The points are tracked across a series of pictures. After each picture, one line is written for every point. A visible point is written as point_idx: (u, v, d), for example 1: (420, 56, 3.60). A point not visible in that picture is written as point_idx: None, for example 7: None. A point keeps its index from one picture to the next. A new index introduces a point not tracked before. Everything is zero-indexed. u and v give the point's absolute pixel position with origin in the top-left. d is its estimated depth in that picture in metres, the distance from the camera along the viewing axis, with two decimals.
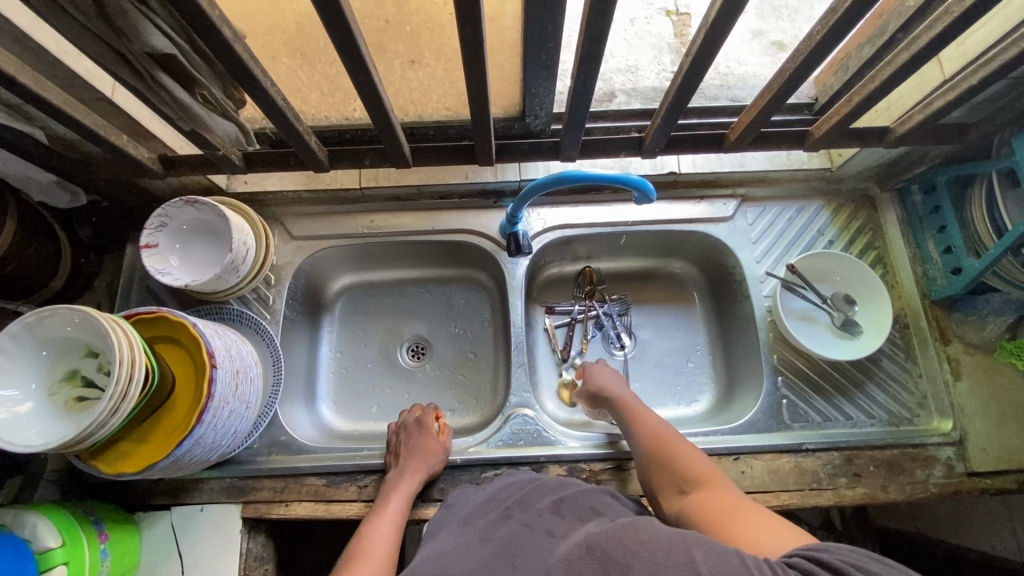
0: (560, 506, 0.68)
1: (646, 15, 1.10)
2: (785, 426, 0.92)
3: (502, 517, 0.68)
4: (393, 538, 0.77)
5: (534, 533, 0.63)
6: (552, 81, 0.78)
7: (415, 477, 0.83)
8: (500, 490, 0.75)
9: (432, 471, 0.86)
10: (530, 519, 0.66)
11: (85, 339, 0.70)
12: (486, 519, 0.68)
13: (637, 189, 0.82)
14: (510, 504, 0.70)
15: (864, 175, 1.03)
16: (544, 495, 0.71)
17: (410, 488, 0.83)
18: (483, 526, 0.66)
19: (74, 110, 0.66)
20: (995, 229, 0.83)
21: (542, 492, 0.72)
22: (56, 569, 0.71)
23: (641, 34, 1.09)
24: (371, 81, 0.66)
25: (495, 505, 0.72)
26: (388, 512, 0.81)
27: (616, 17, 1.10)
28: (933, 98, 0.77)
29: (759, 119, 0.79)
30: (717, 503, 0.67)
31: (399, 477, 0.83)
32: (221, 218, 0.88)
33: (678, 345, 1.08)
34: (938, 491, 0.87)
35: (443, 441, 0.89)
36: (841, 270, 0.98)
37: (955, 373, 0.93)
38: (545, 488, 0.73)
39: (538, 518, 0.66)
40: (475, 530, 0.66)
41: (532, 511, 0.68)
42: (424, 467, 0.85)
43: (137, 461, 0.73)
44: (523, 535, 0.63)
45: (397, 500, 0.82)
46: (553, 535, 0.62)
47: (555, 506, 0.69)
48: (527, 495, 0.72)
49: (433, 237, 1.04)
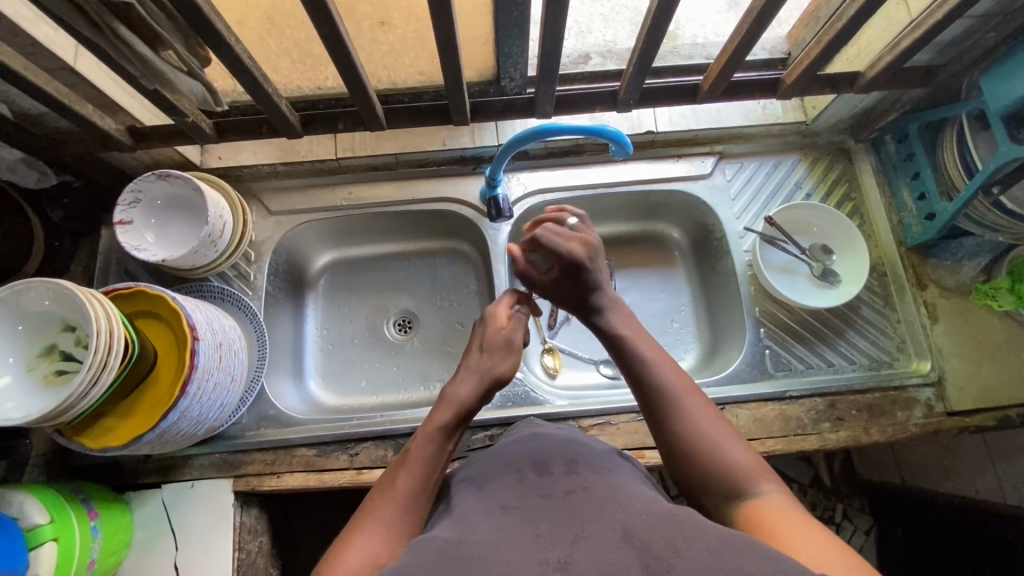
0: (574, 467, 0.61)
1: None
2: (769, 375, 0.93)
3: (513, 484, 0.58)
4: (444, 449, 0.64)
5: (561, 497, 0.54)
6: (524, 39, 0.77)
7: (466, 378, 0.70)
8: (503, 450, 0.67)
9: (496, 372, 0.72)
10: (549, 487, 0.56)
11: (61, 313, 0.69)
12: (492, 481, 0.60)
13: (614, 142, 0.82)
14: (521, 465, 0.62)
15: (838, 127, 1.03)
16: (557, 453, 0.63)
17: (468, 387, 0.69)
18: (500, 492, 0.57)
19: (35, 77, 0.64)
20: (967, 170, 0.84)
21: (554, 449, 0.64)
22: (45, 546, 0.70)
23: (617, 8, 1.06)
24: (339, 38, 0.66)
25: (494, 454, 0.66)
26: (439, 415, 0.66)
27: None
28: (901, 38, 0.78)
29: (733, 64, 0.79)
30: (771, 512, 0.53)
31: (464, 372, 0.71)
32: (195, 192, 0.87)
33: (663, 306, 1.09)
34: (919, 431, 0.89)
35: (512, 330, 0.76)
36: (819, 221, 0.99)
37: (932, 317, 0.94)
38: (555, 445, 0.65)
39: (555, 483, 0.57)
40: (488, 495, 0.57)
41: (548, 476, 0.58)
42: (482, 365, 0.72)
43: (123, 435, 0.73)
44: (539, 500, 0.54)
45: (449, 407, 0.67)
46: (573, 495, 0.54)
47: (569, 466, 0.61)
48: (540, 455, 0.63)
49: (413, 206, 1.03)
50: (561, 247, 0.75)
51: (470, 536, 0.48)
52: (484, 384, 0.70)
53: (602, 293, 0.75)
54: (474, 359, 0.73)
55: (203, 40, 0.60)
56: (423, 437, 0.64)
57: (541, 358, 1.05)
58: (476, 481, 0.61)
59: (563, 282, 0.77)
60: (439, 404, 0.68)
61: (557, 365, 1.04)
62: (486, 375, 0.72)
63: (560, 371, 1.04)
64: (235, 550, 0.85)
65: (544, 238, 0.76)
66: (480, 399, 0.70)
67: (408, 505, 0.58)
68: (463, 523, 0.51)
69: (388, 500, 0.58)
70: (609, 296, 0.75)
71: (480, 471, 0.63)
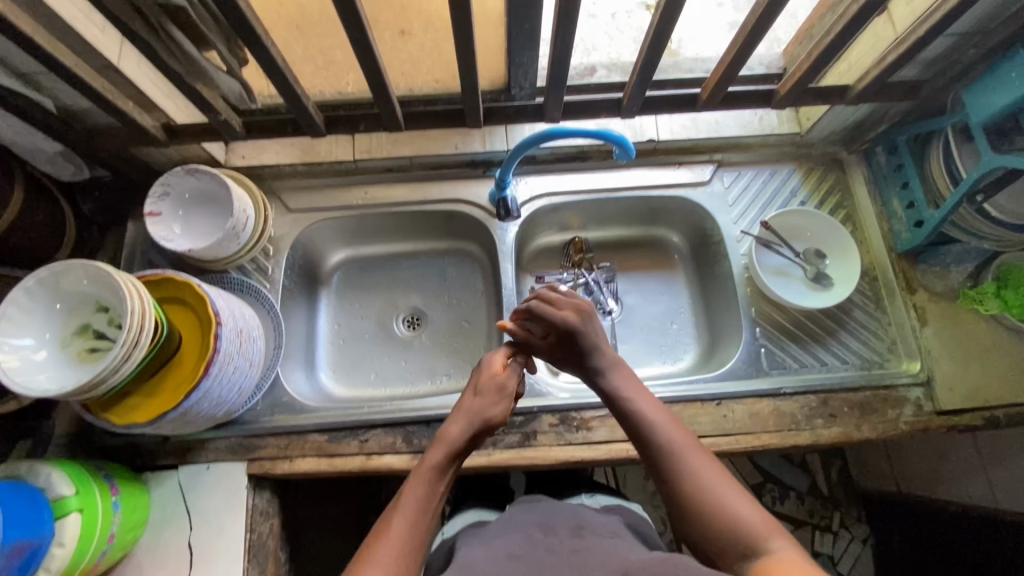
0: (579, 532, 0.69)
1: (626, 10, 1.13)
2: (765, 373, 0.97)
3: (521, 540, 0.67)
4: (439, 486, 0.70)
5: (565, 553, 0.62)
6: (535, 50, 0.83)
7: (456, 421, 0.77)
8: (512, 516, 0.75)
9: (486, 415, 0.78)
10: (554, 545, 0.65)
11: (96, 294, 0.73)
12: (500, 538, 0.68)
13: (618, 145, 0.86)
14: (529, 528, 0.70)
15: (831, 139, 1.09)
16: (564, 521, 0.72)
17: (459, 429, 0.75)
18: (507, 544, 0.66)
19: (84, 74, 0.70)
20: (953, 179, 0.89)
21: (559, 517, 0.73)
22: (71, 516, 0.73)
23: (621, 28, 1.12)
24: (367, 41, 0.71)
25: (504, 520, 0.74)
26: (431, 455, 0.73)
27: (598, 10, 1.13)
28: (886, 53, 0.83)
29: (730, 73, 0.85)
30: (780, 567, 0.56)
31: (454, 417, 0.77)
32: (222, 187, 0.92)
33: (663, 309, 1.13)
34: (909, 429, 0.92)
35: (507, 376, 0.82)
36: (812, 226, 1.03)
37: (922, 320, 0.98)
38: (559, 514, 0.74)
39: (561, 542, 0.66)
40: (496, 550, 0.65)
41: (555, 537, 0.67)
42: (473, 408, 0.78)
43: (148, 412, 0.77)
44: (545, 556, 0.62)
45: (438, 449, 0.73)
46: (578, 554, 0.62)
47: (574, 530, 0.69)
48: (546, 520, 0.72)
49: (425, 207, 1.08)
50: (551, 313, 0.84)
51: None
52: (472, 425, 0.76)
53: (598, 354, 0.82)
54: (463, 403, 0.80)
55: (243, 42, 0.65)
56: (417, 477, 0.70)
57: (545, 355, 1.08)
58: (488, 540, 0.69)
59: (554, 348, 0.85)
60: (431, 445, 0.74)
61: (558, 362, 1.08)
62: (476, 421, 0.77)
63: (562, 368, 1.08)
64: (247, 531, 0.88)
65: (534, 306, 0.86)
66: (471, 441, 0.76)
67: (406, 543, 0.64)
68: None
69: (388, 537, 0.64)
70: (604, 357, 0.82)
71: (489, 531, 0.72)
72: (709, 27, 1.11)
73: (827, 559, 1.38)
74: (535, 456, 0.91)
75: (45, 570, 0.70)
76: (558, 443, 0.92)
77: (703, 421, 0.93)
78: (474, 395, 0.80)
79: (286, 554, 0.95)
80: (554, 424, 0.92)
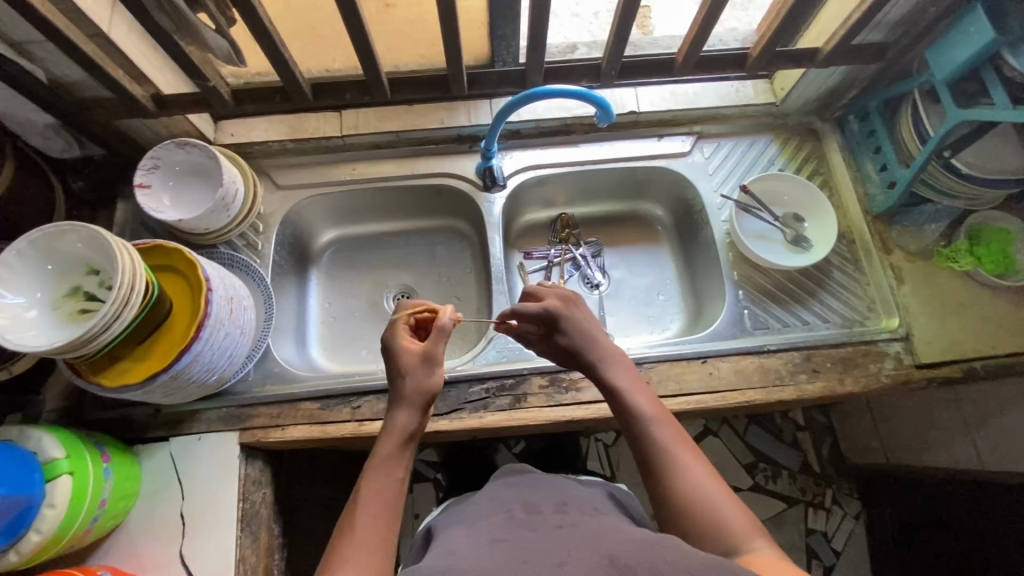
0: (563, 508, 0.68)
1: (607, 10, 1.16)
2: (748, 332, 0.99)
3: (506, 522, 0.65)
4: (396, 473, 0.67)
5: (546, 530, 0.61)
6: (515, 21, 0.87)
7: (402, 406, 0.72)
8: (495, 494, 0.73)
9: (418, 391, 0.72)
10: (539, 524, 0.63)
11: (89, 256, 0.74)
12: (484, 519, 0.67)
13: (599, 108, 0.88)
14: (513, 507, 0.69)
15: (806, 109, 1.12)
16: (548, 498, 0.71)
17: (404, 416, 0.71)
18: (489, 527, 0.64)
19: (73, 39, 0.72)
20: (921, 138, 0.92)
21: (542, 494, 0.72)
22: (61, 478, 0.73)
23: (604, 26, 1.15)
24: (354, 8, 0.74)
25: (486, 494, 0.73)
26: (383, 443, 0.70)
27: (578, 10, 1.16)
28: (849, 15, 0.88)
29: (702, 37, 0.88)
30: (760, 564, 0.57)
31: (393, 407, 0.72)
32: (211, 159, 0.93)
33: (648, 282, 1.16)
34: (890, 382, 0.94)
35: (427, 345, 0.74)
36: (790, 190, 1.07)
37: (898, 278, 1.00)
38: (541, 491, 0.73)
39: (545, 520, 0.64)
40: (480, 531, 0.63)
41: (539, 514, 0.66)
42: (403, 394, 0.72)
43: (138, 375, 0.77)
44: (525, 533, 0.61)
45: (392, 434, 0.70)
46: (561, 529, 0.61)
47: (558, 507, 0.68)
48: (530, 499, 0.71)
49: (414, 181, 1.10)
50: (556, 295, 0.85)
51: (462, 560, 0.54)
52: (415, 406, 0.71)
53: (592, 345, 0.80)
54: (402, 385, 0.72)
55: None
56: (376, 465, 0.67)
57: None
58: (471, 518, 0.68)
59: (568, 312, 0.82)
60: (384, 430, 0.71)
61: None
62: (419, 393, 0.72)
63: None
64: (240, 499, 0.88)
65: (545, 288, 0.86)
66: (420, 421, 0.71)
67: (370, 541, 0.61)
68: (454, 558, 0.58)
69: (350, 538, 0.61)
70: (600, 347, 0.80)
71: (473, 511, 0.70)
72: (685, 16, 1.14)
73: (821, 535, 1.39)
74: (525, 418, 0.92)
75: (36, 531, 0.70)
76: (548, 404, 0.93)
77: (690, 379, 0.94)
78: (428, 370, 0.73)
79: (280, 527, 0.95)
80: (544, 385, 0.93)
